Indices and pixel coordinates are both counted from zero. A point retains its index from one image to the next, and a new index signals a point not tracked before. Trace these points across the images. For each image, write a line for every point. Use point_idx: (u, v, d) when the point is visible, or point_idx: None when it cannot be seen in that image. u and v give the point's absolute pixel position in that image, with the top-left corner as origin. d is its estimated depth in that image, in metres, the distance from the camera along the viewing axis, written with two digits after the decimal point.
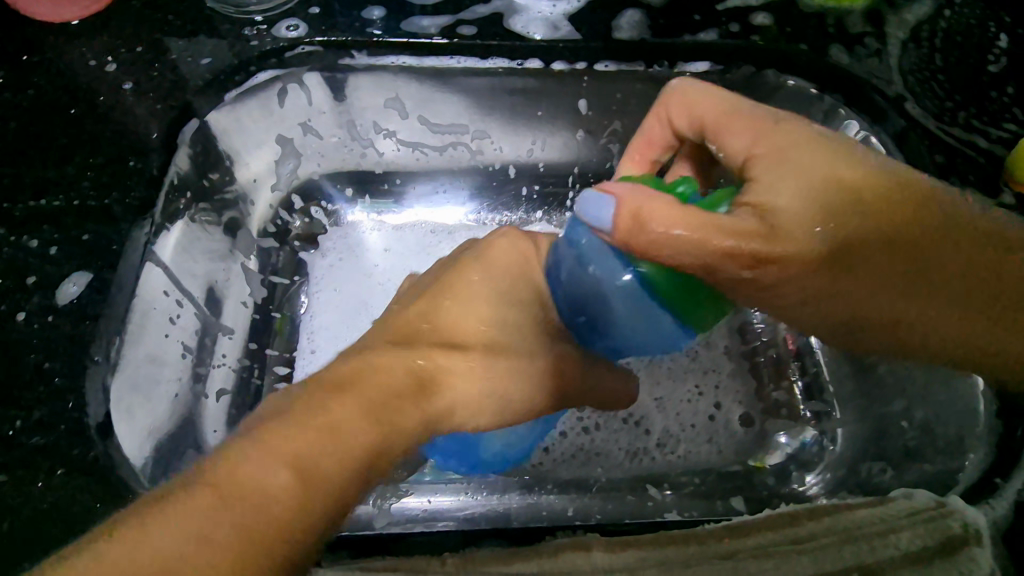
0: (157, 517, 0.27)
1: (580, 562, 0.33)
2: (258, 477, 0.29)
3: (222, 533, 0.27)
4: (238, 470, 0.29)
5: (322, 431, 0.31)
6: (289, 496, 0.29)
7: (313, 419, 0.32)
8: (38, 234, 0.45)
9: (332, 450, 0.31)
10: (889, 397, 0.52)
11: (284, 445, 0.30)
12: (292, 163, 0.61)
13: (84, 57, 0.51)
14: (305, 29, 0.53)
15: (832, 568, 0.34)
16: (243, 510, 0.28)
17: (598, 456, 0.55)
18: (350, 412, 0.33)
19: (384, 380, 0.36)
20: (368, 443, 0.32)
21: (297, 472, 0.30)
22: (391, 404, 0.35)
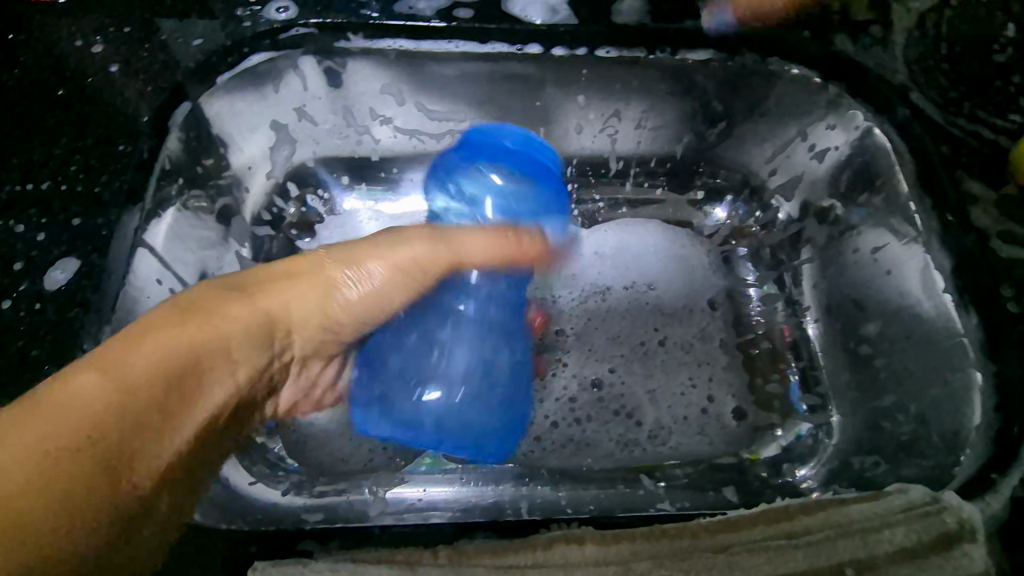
0: (39, 413, 0.33)
1: (571, 554, 0.33)
2: (66, 394, 0.34)
3: (38, 436, 0.33)
4: (59, 395, 0.34)
5: (149, 352, 0.38)
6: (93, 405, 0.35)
7: (138, 342, 0.38)
8: (24, 217, 0.44)
9: (132, 369, 0.37)
10: (883, 390, 0.52)
11: (88, 391, 0.35)
12: (287, 149, 0.60)
13: (71, 36, 0.50)
14: (294, 11, 0.52)
15: (822, 565, 0.33)
16: (64, 421, 0.33)
17: (587, 446, 0.55)
18: (172, 342, 0.39)
19: (210, 329, 0.42)
20: (175, 364, 0.39)
21: (100, 376, 0.36)
22: (207, 350, 0.41)
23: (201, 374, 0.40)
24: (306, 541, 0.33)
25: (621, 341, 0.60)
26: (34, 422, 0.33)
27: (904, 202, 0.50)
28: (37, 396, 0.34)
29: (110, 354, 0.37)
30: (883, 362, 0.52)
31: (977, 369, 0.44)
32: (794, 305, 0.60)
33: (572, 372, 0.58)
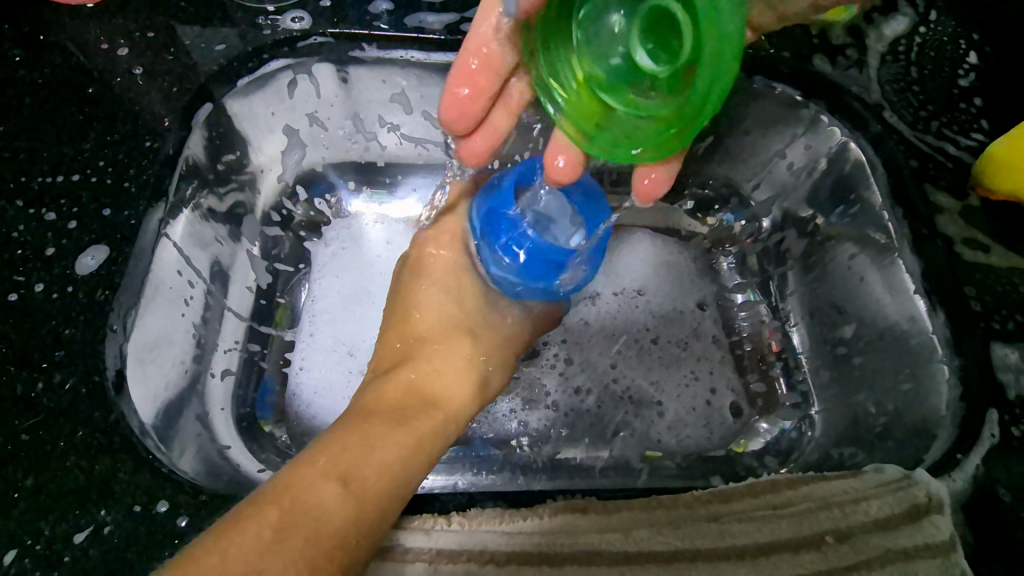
0: (239, 532, 0.29)
1: (576, 522, 0.36)
2: (315, 496, 0.31)
3: (296, 543, 0.29)
4: (310, 494, 0.31)
5: (364, 448, 0.35)
6: (337, 506, 0.32)
7: (377, 444, 0.35)
8: (54, 208, 0.47)
9: (373, 464, 0.34)
10: (854, 388, 0.55)
11: (319, 464, 0.33)
12: (297, 154, 0.62)
13: (97, 38, 0.53)
14: (309, 22, 0.55)
15: (808, 532, 0.36)
16: (304, 532, 0.30)
17: (605, 438, 0.57)
18: (390, 450, 0.36)
19: (374, 412, 0.39)
20: (393, 451, 0.36)
21: (342, 483, 0.33)
22: (392, 424, 0.38)
23: (414, 454, 0.37)
24: None
25: (615, 339, 0.62)
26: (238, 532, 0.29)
27: (877, 212, 0.54)
28: (287, 502, 0.31)
29: (296, 472, 0.33)
30: (861, 360, 0.55)
31: (944, 363, 0.47)
32: (777, 313, 0.63)
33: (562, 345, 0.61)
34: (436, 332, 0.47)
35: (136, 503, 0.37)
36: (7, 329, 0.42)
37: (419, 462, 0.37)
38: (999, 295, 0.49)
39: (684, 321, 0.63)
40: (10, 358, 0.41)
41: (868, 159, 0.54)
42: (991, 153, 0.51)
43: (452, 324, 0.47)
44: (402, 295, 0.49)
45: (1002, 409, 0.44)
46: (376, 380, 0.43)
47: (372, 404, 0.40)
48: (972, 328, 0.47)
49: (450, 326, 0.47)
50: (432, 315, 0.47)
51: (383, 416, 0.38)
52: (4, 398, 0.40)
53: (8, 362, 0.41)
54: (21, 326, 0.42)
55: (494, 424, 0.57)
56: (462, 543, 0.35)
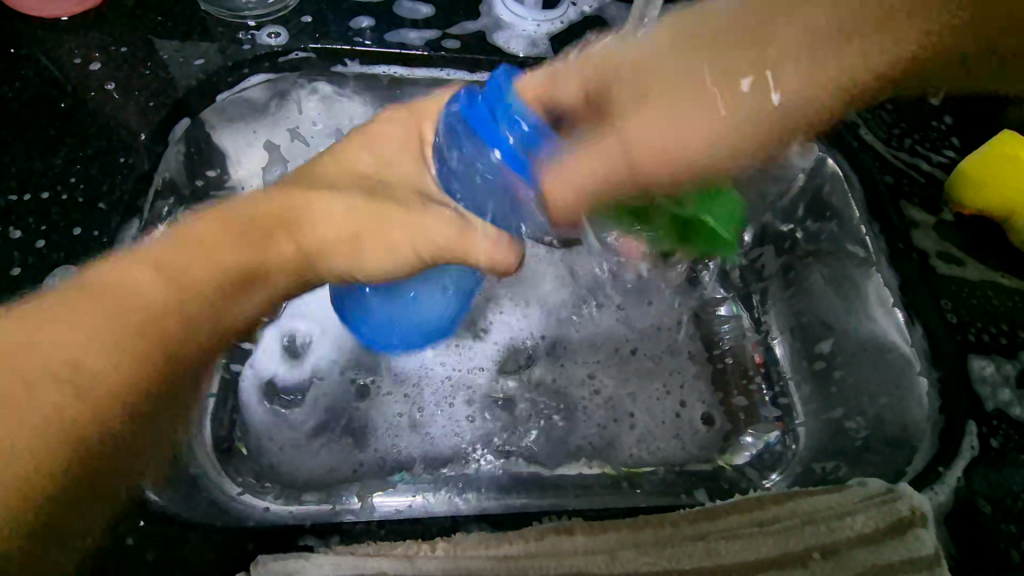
0: (68, 309, 0.35)
1: (561, 544, 0.35)
2: (128, 280, 0.36)
3: (91, 311, 0.35)
4: (115, 290, 0.36)
5: (175, 292, 0.36)
6: (147, 298, 0.36)
7: (208, 290, 0.37)
8: (21, 226, 0.46)
9: (196, 304, 0.37)
10: (831, 404, 0.56)
11: (66, 349, 0.34)
12: (279, 170, 0.57)
13: (71, 52, 0.52)
14: (286, 37, 0.55)
15: (795, 550, 0.36)
16: (99, 324, 0.35)
17: (581, 454, 0.56)
18: (202, 311, 0.37)
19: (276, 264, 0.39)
20: (207, 311, 0.38)
21: (156, 273, 0.36)
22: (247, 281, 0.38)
23: (223, 315, 0.39)
24: (306, 536, 0.35)
25: (598, 350, 0.62)
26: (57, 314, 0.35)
27: (855, 226, 0.55)
28: (81, 296, 0.35)
29: (120, 289, 0.36)
30: (843, 373, 0.55)
31: (922, 376, 0.48)
32: (760, 327, 0.62)
33: (544, 364, 0.60)
34: (340, 221, 0.39)
35: None
36: None
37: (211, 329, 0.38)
38: (974, 308, 0.50)
39: (663, 335, 0.63)
40: None
41: (843, 172, 0.56)
42: (963, 170, 0.53)
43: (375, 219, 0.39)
44: (363, 179, 0.42)
45: (979, 420, 0.45)
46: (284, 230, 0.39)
47: (177, 277, 0.36)
48: (946, 342, 0.48)
49: (369, 201, 0.40)
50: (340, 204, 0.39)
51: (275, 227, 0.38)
52: None
53: None
54: None
55: (461, 431, 0.56)
56: (447, 569, 0.34)
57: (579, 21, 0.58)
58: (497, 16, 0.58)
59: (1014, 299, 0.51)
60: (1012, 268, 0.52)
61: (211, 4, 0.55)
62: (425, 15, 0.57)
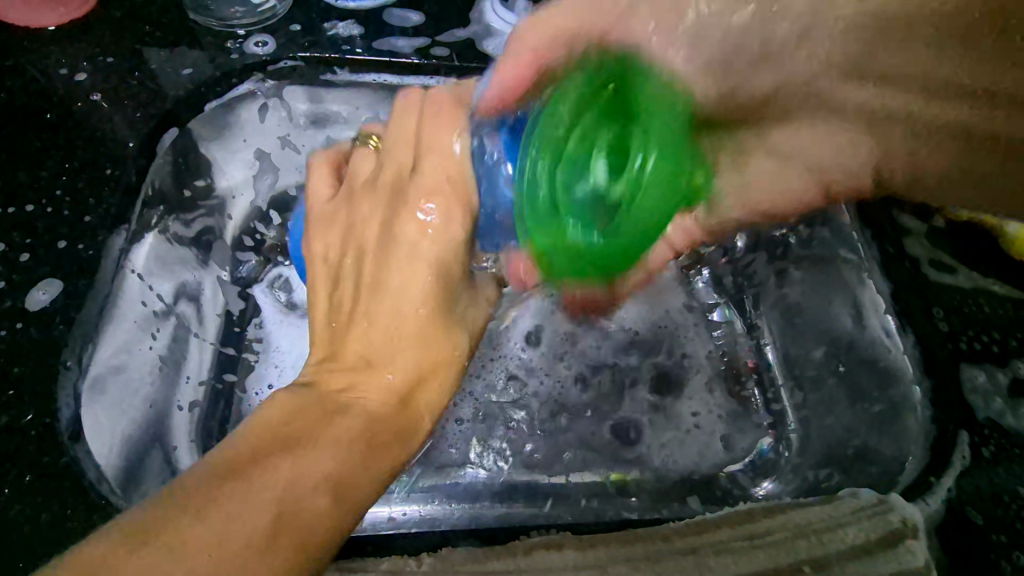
0: (215, 511, 0.28)
1: (552, 560, 0.35)
2: (303, 505, 0.29)
3: (283, 548, 0.28)
4: (283, 496, 0.29)
5: (339, 458, 0.32)
6: (327, 521, 0.30)
7: (360, 466, 0.32)
8: (7, 239, 0.45)
9: (365, 477, 0.32)
10: (822, 412, 0.56)
11: (300, 478, 0.30)
12: (269, 178, 0.59)
13: (57, 63, 0.52)
14: (274, 46, 0.55)
15: (786, 563, 0.36)
16: (298, 531, 0.29)
17: (578, 462, 0.56)
18: (376, 453, 0.33)
19: (397, 420, 0.35)
20: (384, 464, 0.33)
21: (333, 497, 0.31)
22: (382, 429, 0.34)
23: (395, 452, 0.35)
24: None
25: (593, 355, 0.61)
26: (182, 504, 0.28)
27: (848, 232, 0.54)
28: (251, 471, 0.30)
29: (266, 493, 0.29)
30: (836, 380, 0.55)
31: (915, 384, 0.48)
32: (753, 333, 0.62)
33: (538, 370, 0.60)
34: (421, 323, 0.37)
35: None
36: None
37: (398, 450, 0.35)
38: (967, 317, 0.50)
39: (663, 340, 0.62)
40: None
41: None
42: None
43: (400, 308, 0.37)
44: (379, 258, 0.38)
45: (971, 429, 0.45)
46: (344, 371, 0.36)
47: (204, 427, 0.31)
48: (936, 351, 0.48)
49: (429, 317, 0.37)
50: (420, 279, 0.37)
51: (354, 369, 0.36)
52: None
53: None
54: None
55: (457, 441, 0.56)
56: None
57: None
58: (488, 23, 0.58)
59: (1006, 307, 0.51)
60: (1006, 275, 0.52)
61: (200, 13, 0.55)
62: (415, 22, 0.58)
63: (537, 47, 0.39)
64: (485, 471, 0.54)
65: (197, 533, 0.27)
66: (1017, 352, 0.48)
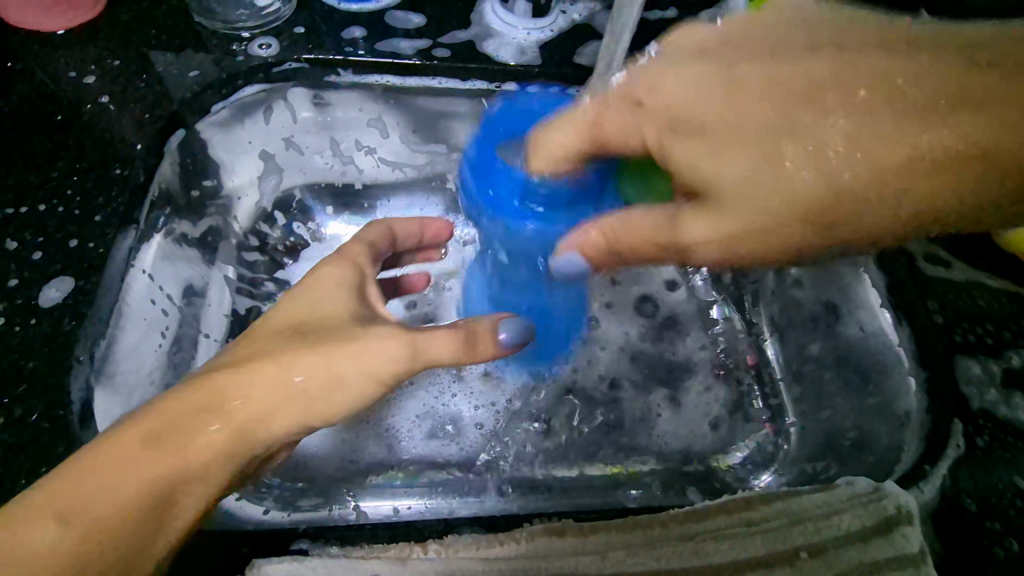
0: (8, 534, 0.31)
1: (552, 546, 0.35)
2: (26, 527, 0.31)
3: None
4: (36, 511, 0.32)
5: (110, 472, 0.33)
6: (71, 545, 0.31)
7: (130, 483, 0.33)
8: (18, 238, 0.46)
9: (126, 492, 0.32)
10: (819, 406, 0.57)
11: (89, 501, 0.32)
12: (274, 179, 0.61)
13: (67, 66, 0.53)
14: (277, 48, 0.56)
15: (781, 549, 0.37)
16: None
17: (580, 456, 0.57)
18: (151, 470, 0.33)
19: (211, 441, 0.35)
20: (164, 474, 0.33)
21: (61, 520, 0.32)
22: (174, 431, 0.34)
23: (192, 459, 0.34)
24: (302, 539, 0.36)
25: (595, 353, 0.62)
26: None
27: None
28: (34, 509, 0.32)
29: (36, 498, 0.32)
30: (832, 374, 0.56)
31: (910, 375, 0.49)
32: (751, 329, 0.63)
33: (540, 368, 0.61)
34: (250, 348, 0.37)
35: None
36: None
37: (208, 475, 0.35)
38: (961, 308, 0.51)
39: (660, 335, 0.63)
40: None
41: None
42: None
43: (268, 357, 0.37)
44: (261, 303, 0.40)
45: (966, 419, 0.45)
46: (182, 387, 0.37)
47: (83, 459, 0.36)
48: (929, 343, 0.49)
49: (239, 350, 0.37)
50: (278, 320, 0.39)
51: (207, 404, 0.35)
52: None
53: None
54: None
55: (457, 439, 0.57)
56: (440, 571, 0.34)
57: (568, 28, 0.59)
58: (488, 24, 0.59)
59: (1001, 299, 0.50)
60: (1004, 270, 0.51)
61: (206, 17, 0.56)
62: (416, 24, 0.59)
63: (644, 95, 0.36)
64: (463, 473, 0.55)
65: (45, 494, 0.32)
66: (1012, 344, 0.48)
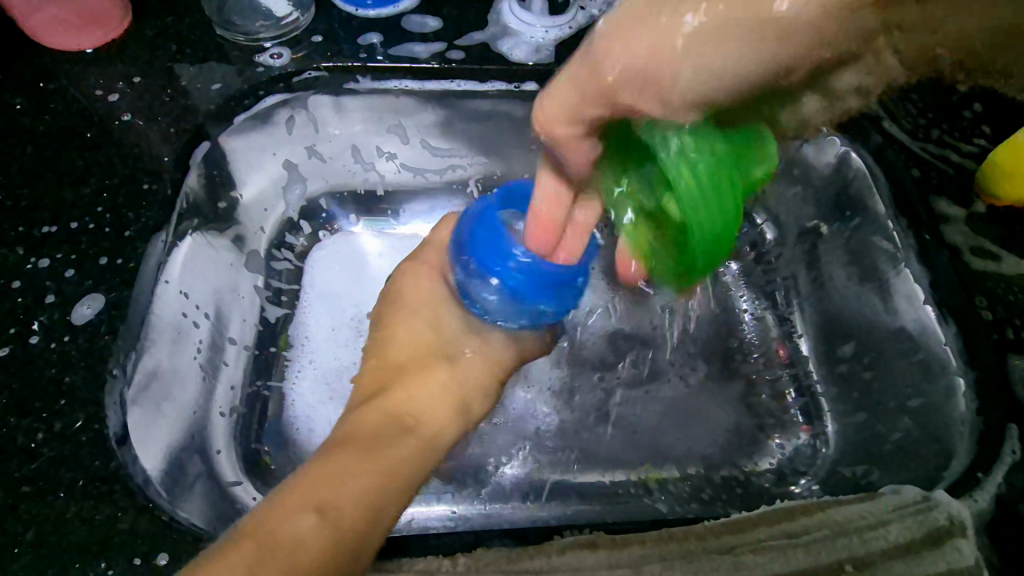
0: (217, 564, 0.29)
1: (584, 559, 0.35)
2: (288, 526, 0.31)
3: None
4: (273, 529, 0.31)
5: (321, 480, 0.34)
6: (319, 541, 0.31)
7: (316, 482, 0.33)
8: (54, 254, 0.48)
9: (292, 527, 0.31)
10: (856, 407, 0.54)
11: (300, 551, 0.30)
12: (299, 188, 0.62)
13: (95, 83, 0.54)
14: (288, 58, 0.56)
15: (826, 562, 0.35)
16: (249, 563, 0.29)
17: (615, 458, 0.55)
18: (360, 481, 0.34)
19: (395, 454, 0.38)
20: (365, 483, 0.34)
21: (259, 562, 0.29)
22: (379, 444, 0.38)
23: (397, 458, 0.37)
24: None
25: (619, 352, 0.59)
26: (265, 545, 0.30)
27: (882, 220, 0.53)
28: (273, 530, 0.31)
29: (269, 509, 0.32)
30: (871, 374, 0.54)
31: (959, 376, 0.47)
32: (785, 323, 0.60)
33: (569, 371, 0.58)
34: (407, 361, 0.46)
35: (136, 555, 0.37)
36: (7, 380, 0.43)
37: (379, 501, 0.35)
38: (1012, 305, 0.49)
39: (697, 332, 0.60)
40: (9, 410, 0.42)
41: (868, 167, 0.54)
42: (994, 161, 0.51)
43: (340, 469, 0.34)
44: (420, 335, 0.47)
45: (1021, 423, 0.43)
46: (384, 424, 0.40)
47: (333, 517, 0.32)
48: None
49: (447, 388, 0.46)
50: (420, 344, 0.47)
51: (385, 423, 0.40)
52: (5, 449, 0.40)
53: (8, 414, 0.42)
54: (20, 375, 0.43)
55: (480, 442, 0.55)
56: None
57: (588, 24, 0.58)
58: (505, 23, 0.58)
59: None
60: None
61: (227, 29, 0.57)
62: (433, 28, 0.58)
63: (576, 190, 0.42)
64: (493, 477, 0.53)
65: (288, 504, 0.32)
66: None
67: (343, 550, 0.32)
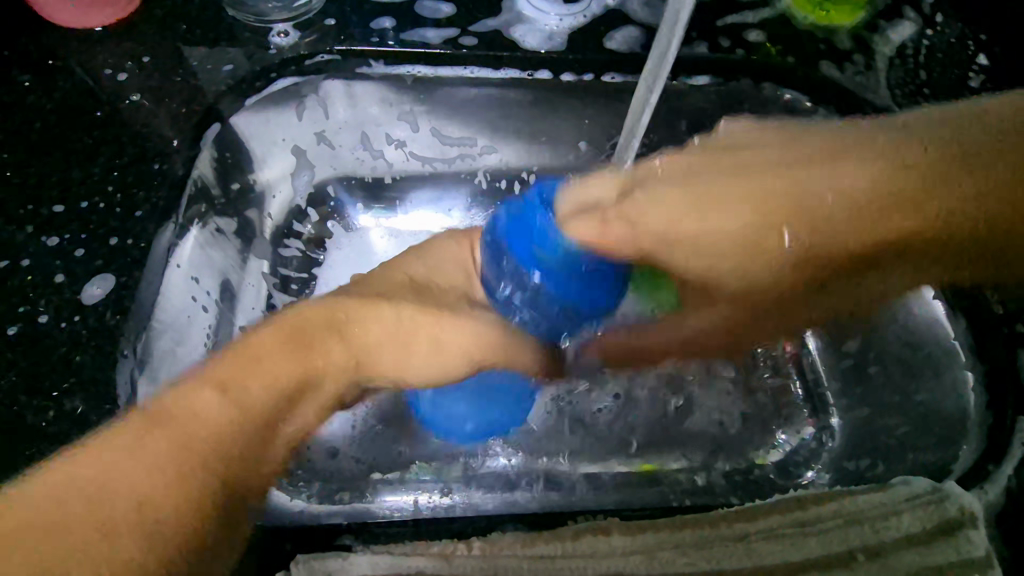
0: (100, 445, 0.33)
1: (599, 544, 0.35)
2: (187, 403, 0.35)
3: (169, 457, 0.33)
4: (170, 413, 0.35)
5: (243, 362, 0.38)
6: (218, 408, 0.35)
7: (183, 412, 0.35)
8: (65, 232, 0.47)
9: (201, 421, 0.35)
10: (860, 402, 0.55)
11: (187, 444, 0.33)
12: (306, 174, 0.61)
13: (104, 62, 0.54)
14: (296, 37, 0.55)
15: (838, 549, 0.36)
16: (158, 436, 0.33)
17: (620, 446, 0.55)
18: (274, 368, 0.38)
19: (306, 359, 0.40)
20: (254, 399, 0.37)
21: (205, 398, 0.35)
22: (307, 337, 0.40)
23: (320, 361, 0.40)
24: (344, 535, 0.36)
25: None
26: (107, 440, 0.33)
27: None
28: (145, 425, 0.34)
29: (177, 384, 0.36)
30: (876, 370, 0.54)
31: (968, 369, 0.47)
32: None
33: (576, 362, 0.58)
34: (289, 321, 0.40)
35: None
36: (15, 359, 0.42)
37: (241, 440, 0.35)
38: None
39: None
40: (18, 389, 0.41)
41: None
42: None
43: (184, 396, 0.35)
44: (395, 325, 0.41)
45: None
46: (279, 333, 0.40)
47: (232, 403, 0.36)
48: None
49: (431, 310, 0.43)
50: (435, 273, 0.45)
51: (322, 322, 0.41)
52: (14, 428, 0.40)
53: (16, 392, 0.41)
54: (28, 354, 0.43)
55: None
56: (484, 567, 0.34)
57: (601, 12, 0.57)
58: (519, 11, 0.57)
59: None
60: None
61: (238, 11, 0.56)
62: (446, 13, 0.57)
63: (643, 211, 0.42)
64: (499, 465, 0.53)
65: (106, 451, 0.33)
66: None
67: (181, 497, 0.32)
